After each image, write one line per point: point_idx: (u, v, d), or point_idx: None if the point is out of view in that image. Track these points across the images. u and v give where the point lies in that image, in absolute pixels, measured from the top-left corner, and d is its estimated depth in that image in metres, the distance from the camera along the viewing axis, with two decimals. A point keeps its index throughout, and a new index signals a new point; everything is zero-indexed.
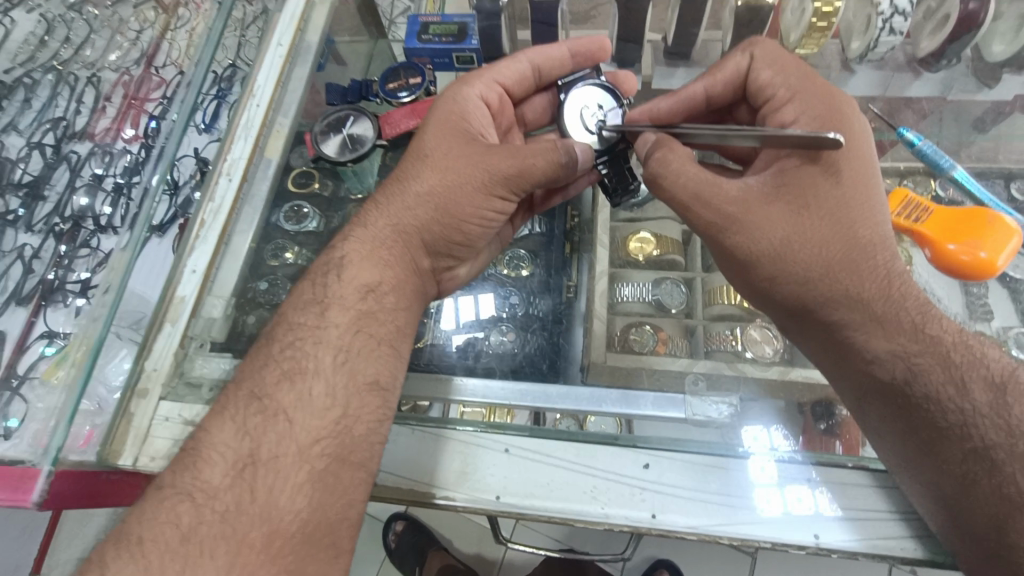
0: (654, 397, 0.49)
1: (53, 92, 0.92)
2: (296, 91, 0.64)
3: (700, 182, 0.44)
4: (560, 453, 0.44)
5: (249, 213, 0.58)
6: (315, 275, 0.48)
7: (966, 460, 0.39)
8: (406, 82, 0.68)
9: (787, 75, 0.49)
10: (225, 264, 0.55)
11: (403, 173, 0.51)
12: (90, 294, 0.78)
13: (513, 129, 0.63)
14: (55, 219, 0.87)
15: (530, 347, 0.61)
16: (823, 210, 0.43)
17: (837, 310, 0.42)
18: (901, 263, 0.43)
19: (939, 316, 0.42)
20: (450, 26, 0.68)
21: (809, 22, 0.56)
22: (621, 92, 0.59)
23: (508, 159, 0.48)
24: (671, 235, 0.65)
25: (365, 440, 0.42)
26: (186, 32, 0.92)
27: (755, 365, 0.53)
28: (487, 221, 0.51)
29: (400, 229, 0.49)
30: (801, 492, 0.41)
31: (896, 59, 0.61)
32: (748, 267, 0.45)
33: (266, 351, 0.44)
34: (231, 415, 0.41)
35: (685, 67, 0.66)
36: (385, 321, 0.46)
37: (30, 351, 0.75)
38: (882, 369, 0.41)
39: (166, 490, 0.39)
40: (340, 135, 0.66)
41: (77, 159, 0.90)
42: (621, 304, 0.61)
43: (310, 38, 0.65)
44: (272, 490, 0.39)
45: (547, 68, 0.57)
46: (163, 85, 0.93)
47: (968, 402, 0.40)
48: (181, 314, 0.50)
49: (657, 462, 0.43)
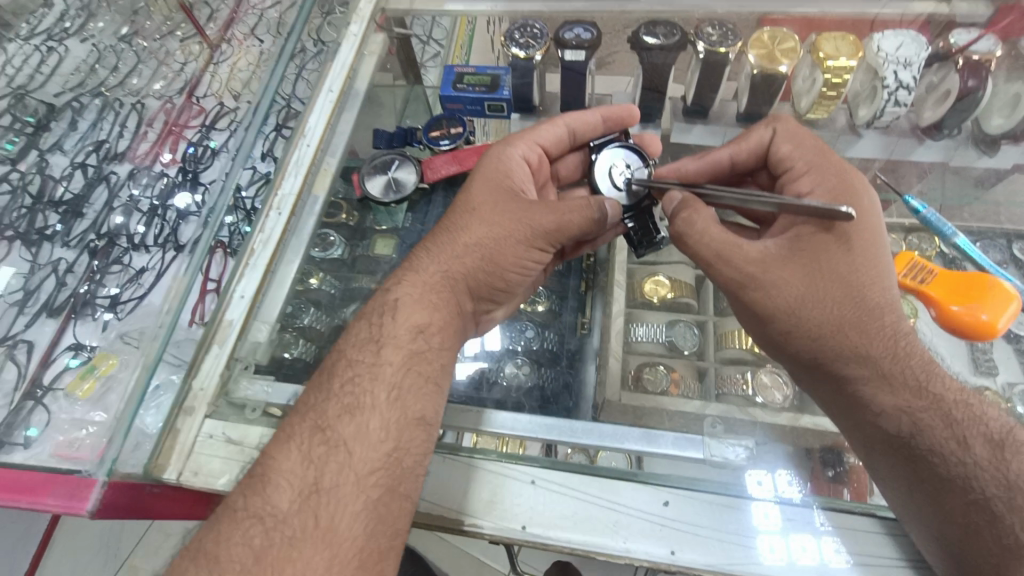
0: (674, 438, 0.51)
1: (99, 117, 0.99)
2: (344, 132, 0.71)
3: (723, 243, 0.50)
4: (583, 488, 0.49)
5: (294, 245, 0.64)
6: (370, 315, 0.52)
7: (969, 510, 0.43)
8: (447, 131, 0.78)
9: (804, 150, 0.55)
10: (271, 290, 0.61)
11: (452, 222, 0.56)
12: (121, 311, 0.81)
13: (547, 184, 0.68)
14: (90, 236, 0.90)
15: (545, 379, 0.67)
16: (835, 274, 0.48)
17: (848, 365, 0.47)
18: (905, 326, 0.49)
19: (941, 376, 0.47)
20: (484, 77, 0.74)
21: (821, 90, 0.64)
22: (647, 153, 0.66)
23: (548, 215, 0.54)
24: (683, 279, 0.70)
25: (411, 471, 0.46)
26: (226, 66, 1.04)
27: (767, 410, 0.58)
28: (526, 270, 0.56)
29: (449, 274, 0.54)
30: (807, 543, 0.46)
31: (901, 126, 0.68)
32: (765, 322, 0.50)
33: (327, 385, 0.48)
34: (297, 443, 0.45)
35: (702, 125, 0.73)
36: (432, 360, 0.51)
37: (55, 363, 0.76)
38: (888, 420, 0.46)
39: (240, 514, 0.42)
40: (385, 176, 0.76)
41: (117, 180, 0.95)
42: (636, 344, 0.66)
43: (358, 85, 0.73)
44: (333, 518, 0.42)
45: (581, 130, 0.64)
46: (203, 113, 1.01)
47: (968, 456, 0.44)
48: (228, 337, 0.56)
49: (676, 500, 0.48)
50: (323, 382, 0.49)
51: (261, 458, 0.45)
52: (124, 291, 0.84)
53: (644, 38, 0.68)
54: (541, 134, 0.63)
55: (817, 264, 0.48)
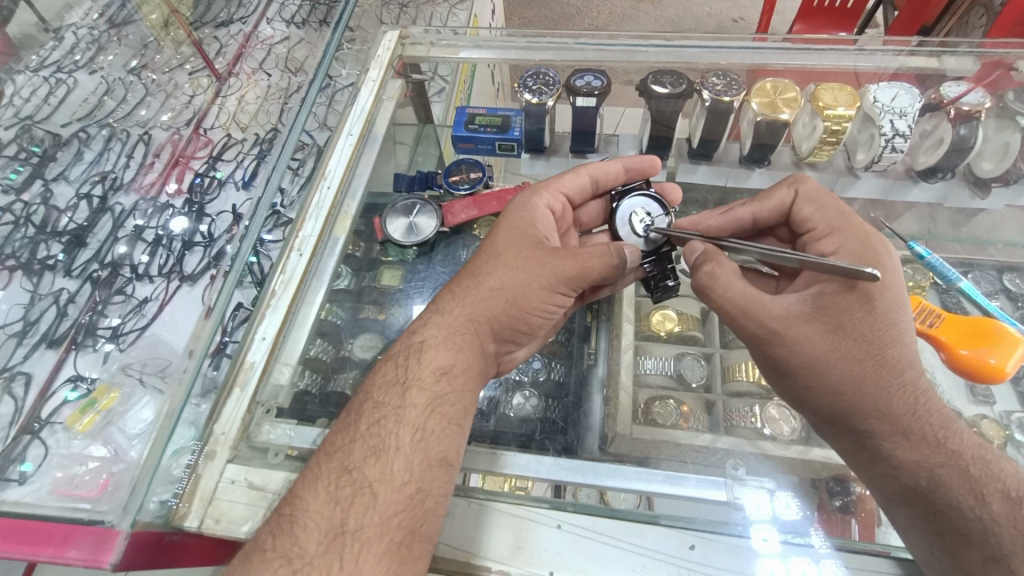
0: (698, 479, 0.56)
1: (106, 146, 1.07)
2: (361, 170, 0.79)
3: (750, 298, 0.54)
4: (609, 531, 0.53)
5: (315, 285, 0.70)
6: (397, 358, 0.59)
7: (986, 566, 0.45)
8: (467, 176, 0.88)
9: (825, 211, 0.64)
10: (292, 333, 0.67)
11: (477, 269, 0.64)
12: (121, 340, 0.84)
13: (569, 231, 0.78)
14: (94, 266, 0.96)
15: (552, 412, 0.69)
16: (852, 332, 0.51)
17: (868, 421, 0.50)
18: (925, 383, 0.51)
19: (959, 432, 0.49)
20: (495, 119, 0.88)
21: (823, 137, 0.77)
22: (666, 201, 0.75)
23: (571, 262, 0.62)
24: (692, 313, 0.75)
25: (432, 512, 0.51)
26: (234, 98, 1.16)
27: (776, 444, 0.62)
28: (548, 313, 0.63)
29: (473, 316, 0.61)
30: (806, 567, 0.52)
31: (896, 170, 0.81)
32: (789, 375, 0.53)
33: (355, 428, 0.54)
34: (325, 484, 0.50)
35: (706, 166, 0.86)
36: (455, 401, 0.56)
37: (53, 396, 0.78)
38: (908, 474, 0.48)
39: (268, 553, 0.47)
40: (407, 219, 0.82)
41: (121, 210, 1.02)
42: (645, 377, 0.69)
43: (376, 128, 0.82)
44: (358, 558, 0.47)
45: (602, 178, 0.74)
46: (209, 145, 1.10)
47: (986, 511, 0.46)
48: (247, 382, 0.61)
49: (701, 544, 0.53)
50: (352, 423, 0.54)
51: (289, 497, 0.50)
52: (126, 322, 0.88)
53: (653, 87, 0.79)
54: (564, 184, 0.73)
55: (839, 323, 0.51)
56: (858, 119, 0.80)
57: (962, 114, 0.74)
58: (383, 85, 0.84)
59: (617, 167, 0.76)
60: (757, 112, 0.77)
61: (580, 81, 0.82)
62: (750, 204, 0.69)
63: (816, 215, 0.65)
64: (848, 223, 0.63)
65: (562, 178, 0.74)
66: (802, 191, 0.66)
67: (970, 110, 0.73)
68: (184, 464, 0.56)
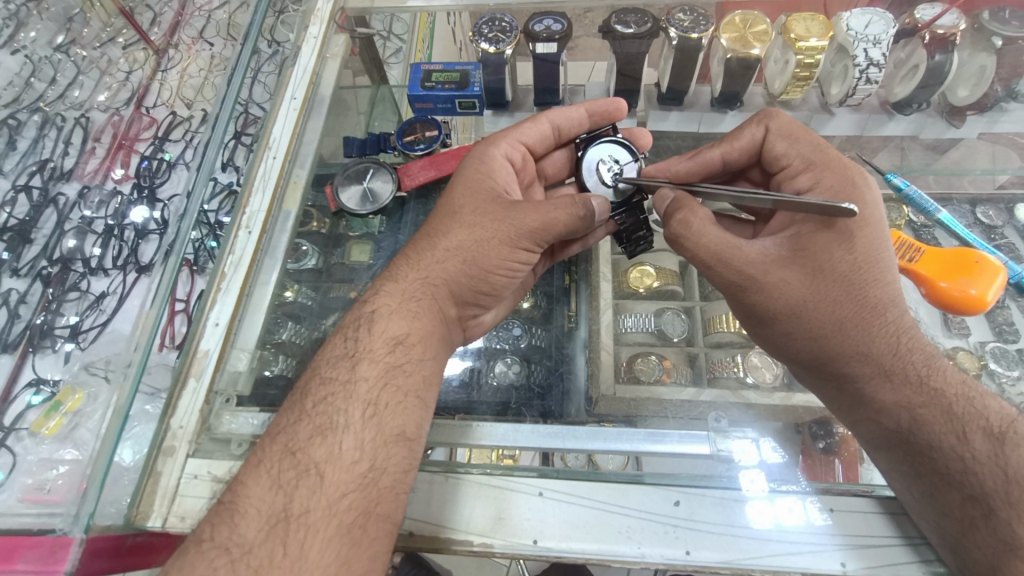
0: (680, 436, 0.71)
1: (40, 133, 1.31)
2: (308, 142, 0.96)
3: (722, 244, 0.66)
4: (594, 494, 0.63)
5: (268, 263, 0.85)
6: (348, 330, 0.69)
7: (965, 505, 0.57)
8: (422, 135, 1.04)
9: (798, 147, 0.71)
10: (247, 316, 0.80)
11: (435, 231, 0.74)
12: (79, 340, 1.10)
13: (533, 184, 0.90)
14: (42, 262, 1.19)
15: (536, 375, 0.88)
16: (837, 285, 0.64)
17: (849, 364, 0.64)
18: (902, 323, 0.65)
19: (942, 375, 0.63)
20: (454, 74, 1.02)
21: (796, 71, 0.91)
22: (637, 145, 0.89)
23: (534, 216, 0.71)
24: (670, 267, 0.94)
25: (387, 491, 0.60)
26: (173, 72, 1.45)
27: (757, 392, 0.79)
28: (512, 271, 0.74)
29: (429, 279, 0.71)
30: (793, 504, 0.62)
31: (871, 104, 0.97)
32: (772, 321, 0.67)
33: (303, 406, 0.62)
34: (268, 467, 0.58)
35: (676, 112, 1.03)
36: (411, 372, 0.66)
37: (16, 400, 1.03)
38: (889, 417, 0.62)
39: (207, 542, 0.54)
40: (362, 186, 0.99)
41: (62, 202, 1.26)
42: (625, 335, 0.87)
43: (322, 92, 1.00)
44: (303, 544, 0.54)
45: (564, 125, 0.85)
46: (151, 125, 1.38)
47: (967, 451, 0.59)
48: (204, 370, 0.74)
49: (685, 500, 0.62)
50: (298, 403, 0.63)
51: (233, 485, 0.58)
52: (84, 320, 1.14)
53: (618, 27, 0.93)
54: (523, 135, 0.83)
55: (819, 272, 0.64)
56: (834, 51, 0.95)
57: (937, 37, 0.87)
58: (325, 42, 1.03)
59: (581, 113, 0.86)
60: (728, 48, 0.91)
61: (538, 26, 0.96)
62: (719, 145, 0.77)
63: (790, 150, 0.72)
64: (825, 156, 0.70)
65: (522, 129, 0.84)
66: (771, 128, 0.74)
67: (945, 32, 0.86)
68: (134, 466, 0.66)
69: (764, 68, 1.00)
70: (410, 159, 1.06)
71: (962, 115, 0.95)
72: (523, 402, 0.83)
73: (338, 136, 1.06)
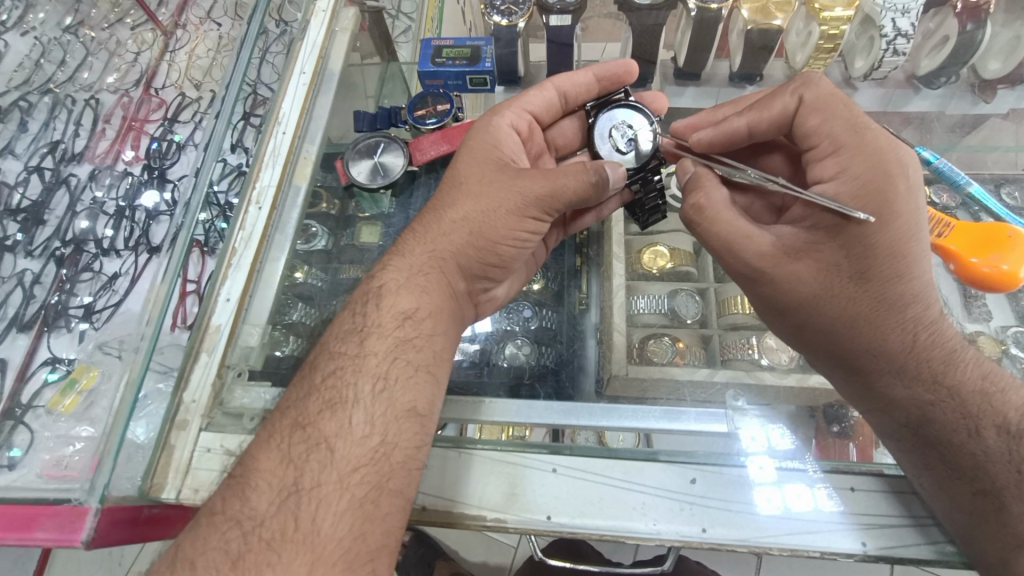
0: (698, 413, 0.66)
1: (52, 114, 1.28)
2: (320, 115, 0.92)
3: (736, 232, 0.60)
4: (598, 473, 0.59)
5: (278, 239, 0.81)
6: (357, 306, 0.66)
7: (979, 500, 0.54)
8: (434, 110, 0.99)
9: (832, 125, 0.58)
10: (258, 291, 0.77)
11: (441, 203, 0.71)
12: (93, 320, 1.07)
13: (545, 155, 0.87)
14: (56, 243, 1.17)
15: (548, 358, 0.84)
16: (855, 280, 0.57)
17: (866, 360, 0.59)
18: (925, 318, 0.58)
19: (960, 368, 0.57)
20: (463, 50, 0.98)
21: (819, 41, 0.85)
22: (653, 110, 0.84)
23: (542, 183, 0.67)
24: (684, 248, 0.88)
25: (399, 466, 0.56)
26: (182, 53, 1.41)
27: (773, 373, 0.73)
28: (520, 240, 0.70)
29: (439, 252, 0.68)
30: (802, 489, 0.56)
31: (897, 79, 0.91)
32: (783, 313, 0.62)
33: (311, 381, 0.60)
34: (279, 440, 0.56)
35: (691, 87, 0.98)
36: (420, 348, 0.63)
37: (34, 377, 1.00)
38: (899, 411, 0.58)
39: (220, 514, 0.52)
40: (373, 161, 0.96)
41: (76, 183, 1.24)
42: (638, 317, 0.81)
43: (331, 68, 0.95)
44: (315, 515, 0.52)
45: (572, 90, 0.80)
46: (161, 106, 1.35)
47: (980, 447, 0.55)
48: (215, 345, 0.71)
49: (702, 478, 0.58)
50: (307, 377, 0.61)
51: (244, 459, 0.56)
52: (98, 299, 1.11)
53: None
54: (529, 103, 0.80)
55: (836, 266, 0.58)
56: (859, 24, 0.88)
57: (969, 6, 0.81)
58: (334, 16, 0.99)
59: (588, 78, 0.80)
60: (749, 19, 0.85)
61: None
62: (747, 113, 0.64)
63: (822, 128, 0.58)
64: (862, 136, 0.56)
65: (528, 97, 0.80)
66: (806, 98, 0.60)
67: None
68: (156, 437, 0.63)
69: (783, 42, 0.94)
70: (422, 134, 1.02)
71: (990, 89, 0.87)
72: (537, 379, 0.81)
73: (349, 113, 1.02)
